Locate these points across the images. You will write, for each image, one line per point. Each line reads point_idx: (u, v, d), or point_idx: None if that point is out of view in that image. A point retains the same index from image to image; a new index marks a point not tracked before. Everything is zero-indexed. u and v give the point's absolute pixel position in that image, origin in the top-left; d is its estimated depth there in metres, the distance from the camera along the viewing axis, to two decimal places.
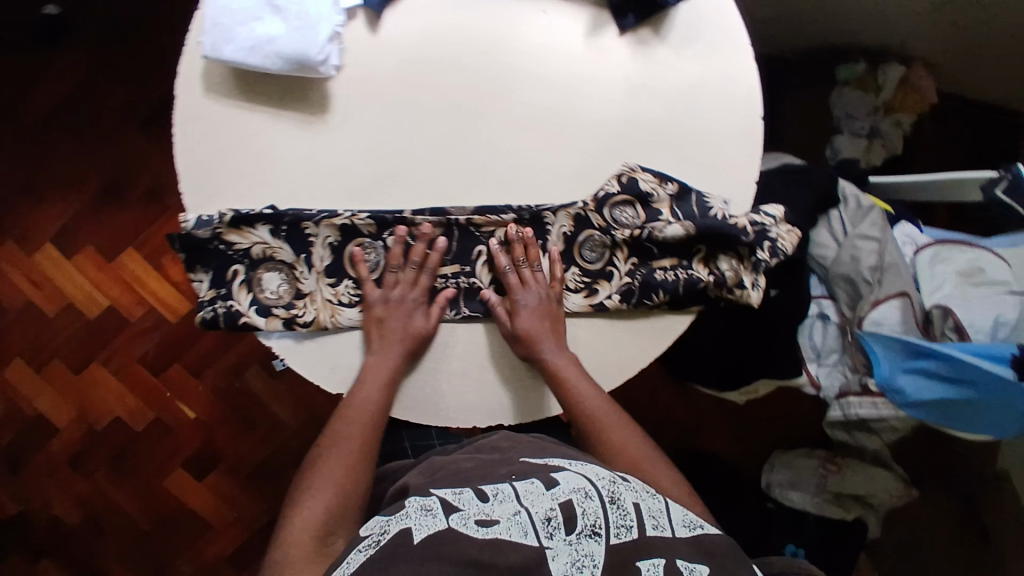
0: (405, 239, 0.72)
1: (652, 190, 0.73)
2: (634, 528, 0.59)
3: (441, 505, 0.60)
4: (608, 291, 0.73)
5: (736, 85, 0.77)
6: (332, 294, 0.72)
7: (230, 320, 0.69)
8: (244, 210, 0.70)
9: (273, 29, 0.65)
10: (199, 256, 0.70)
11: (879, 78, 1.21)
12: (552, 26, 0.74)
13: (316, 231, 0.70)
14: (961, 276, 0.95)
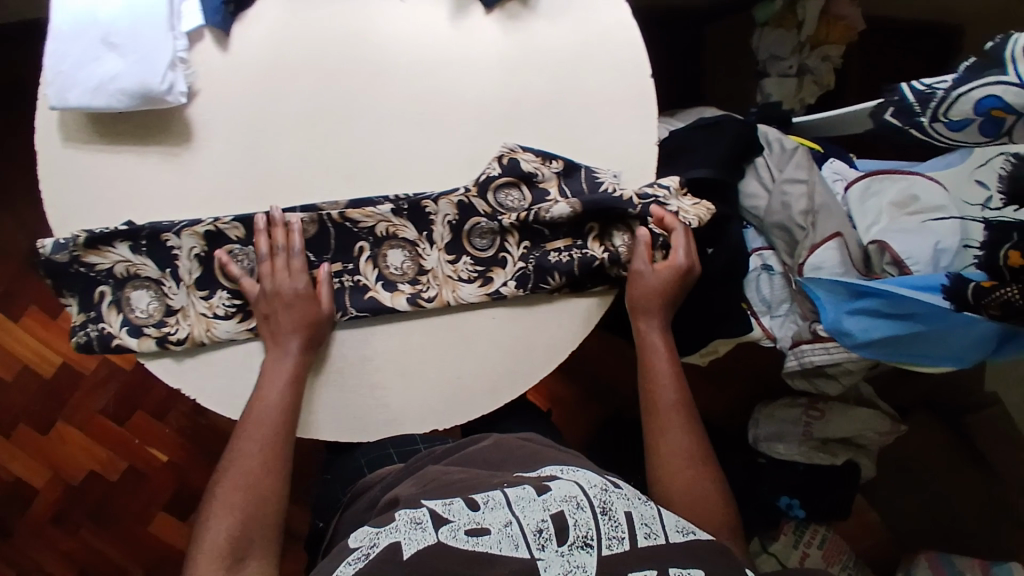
0: (265, 239, 0.70)
1: (535, 170, 0.73)
2: (626, 538, 0.58)
3: (432, 518, 0.58)
4: (504, 278, 0.74)
5: (618, 48, 0.74)
6: (207, 307, 0.71)
7: (103, 342, 0.70)
8: (99, 229, 0.69)
9: (112, 67, 0.64)
10: (67, 282, 0.69)
11: (799, 14, 1.15)
12: (413, 14, 0.71)
13: (179, 242, 0.69)
14: (895, 207, 0.91)
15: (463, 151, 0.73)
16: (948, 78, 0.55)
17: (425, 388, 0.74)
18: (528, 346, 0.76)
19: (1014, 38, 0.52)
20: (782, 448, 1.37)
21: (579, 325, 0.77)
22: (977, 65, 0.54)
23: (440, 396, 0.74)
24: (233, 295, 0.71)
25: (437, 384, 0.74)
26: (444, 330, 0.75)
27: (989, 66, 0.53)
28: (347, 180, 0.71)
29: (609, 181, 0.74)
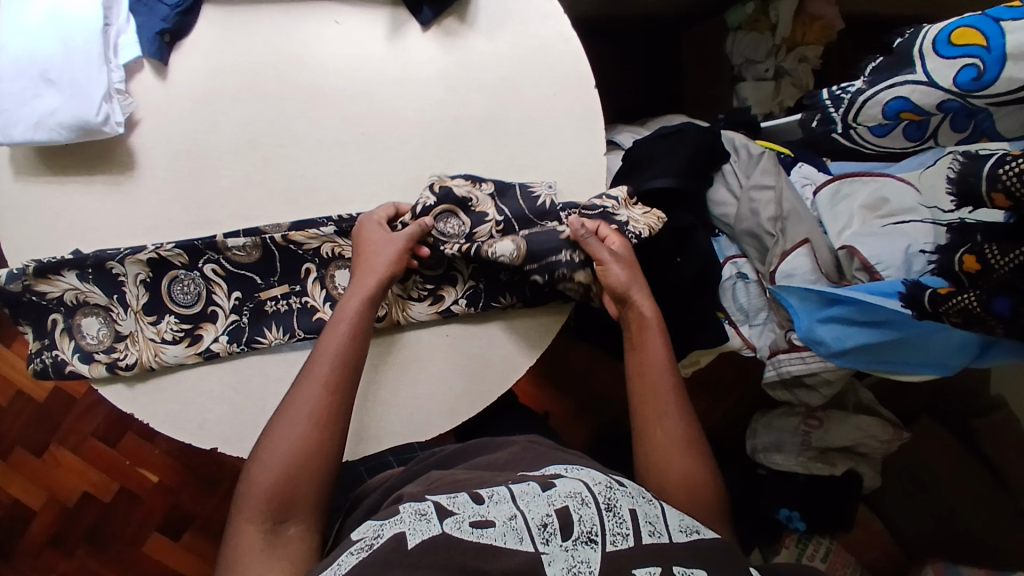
0: (216, 263, 0.71)
1: (469, 194, 0.71)
2: (631, 535, 0.56)
3: (436, 509, 0.56)
4: (454, 297, 0.74)
5: (557, 57, 0.76)
6: (155, 332, 0.70)
7: (57, 369, 0.70)
8: (48, 259, 0.69)
9: (51, 101, 0.65)
10: (21, 311, 0.69)
11: (771, 15, 1.13)
12: (350, 36, 0.73)
13: (123, 270, 0.69)
14: (866, 210, 0.88)
15: (406, 169, 0.73)
16: (858, 82, 0.66)
17: (392, 404, 0.73)
18: (490, 361, 0.75)
19: (921, 33, 0.61)
20: (779, 459, 1.30)
21: (541, 340, 0.76)
22: (885, 66, 0.64)
23: (418, 406, 0.73)
24: (181, 320, 0.71)
25: (404, 399, 0.73)
26: (402, 349, 0.74)
27: (899, 66, 0.62)
28: (291, 203, 0.72)
29: (543, 194, 0.73)
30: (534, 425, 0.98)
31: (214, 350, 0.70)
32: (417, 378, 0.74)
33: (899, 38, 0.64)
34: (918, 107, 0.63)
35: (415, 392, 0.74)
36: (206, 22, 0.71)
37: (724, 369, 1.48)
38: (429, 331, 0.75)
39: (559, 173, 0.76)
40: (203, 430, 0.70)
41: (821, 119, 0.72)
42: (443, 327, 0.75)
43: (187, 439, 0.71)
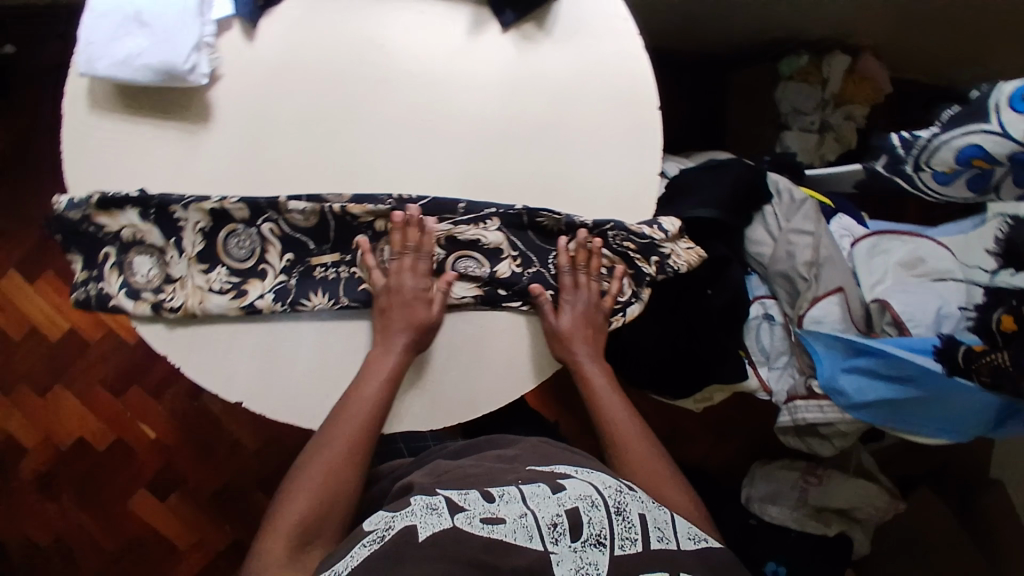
0: (278, 225, 0.73)
1: (477, 237, 0.75)
2: (639, 540, 0.58)
3: (448, 504, 0.58)
4: (507, 265, 0.76)
5: (628, 75, 0.76)
6: (204, 281, 0.72)
7: (101, 301, 0.71)
8: (112, 193, 0.70)
9: (140, 43, 0.66)
10: (76, 239, 0.71)
11: (824, 69, 1.17)
12: (430, 25, 0.74)
13: (185, 216, 0.71)
14: (902, 267, 0.90)
15: (465, 161, 0.75)
16: (931, 128, 0.69)
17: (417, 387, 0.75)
18: (518, 362, 0.76)
19: (998, 89, 0.64)
20: (775, 511, 1.30)
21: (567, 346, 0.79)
22: (960, 115, 0.67)
23: (446, 389, 0.75)
24: (232, 273, 0.73)
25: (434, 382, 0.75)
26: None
27: (973, 116, 0.66)
28: (351, 177, 0.74)
29: (549, 219, 0.75)
30: (544, 432, 0.98)
31: (260, 308, 0.71)
32: (454, 368, 0.75)
33: (976, 94, 0.67)
34: (989, 156, 0.65)
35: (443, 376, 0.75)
36: None
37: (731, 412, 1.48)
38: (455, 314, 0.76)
39: (614, 185, 0.77)
40: (229, 384, 0.72)
41: (890, 160, 0.74)
42: (476, 317, 0.76)
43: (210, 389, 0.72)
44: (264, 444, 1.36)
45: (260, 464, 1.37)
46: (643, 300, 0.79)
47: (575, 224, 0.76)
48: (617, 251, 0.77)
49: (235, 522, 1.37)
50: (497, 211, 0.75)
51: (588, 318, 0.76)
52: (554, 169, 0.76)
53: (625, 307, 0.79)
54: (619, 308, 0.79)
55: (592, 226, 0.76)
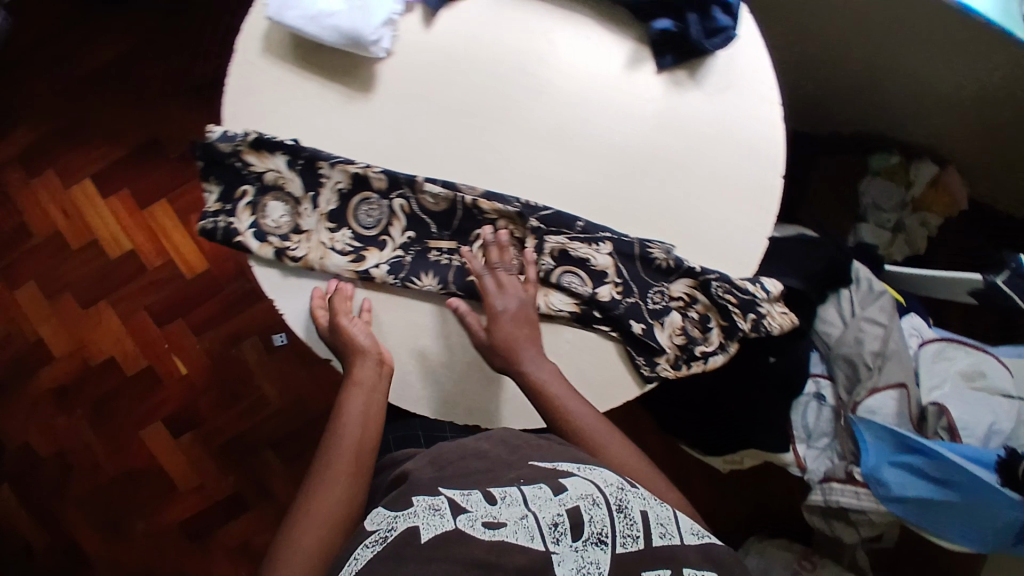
0: (410, 202, 0.76)
1: (589, 256, 0.78)
2: (641, 538, 0.59)
3: (450, 506, 0.58)
4: (610, 290, 0.78)
5: (763, 140, 0.79)
6: (329, 238, 0.75)
7: (227, 235, 0.73)
8: (268, 135, 0.74)
9: (331, 4, 0.69)
10: (218, 170, 0.73)
11: (911, 173, 1.19)
12: (593, 51, 0.78)
13: (329, 173, 0.74)
14: (961, 377, 0.94)
15: (593, 182, 0.78)
16: None
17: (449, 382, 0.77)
18: (594, 383, 0.80)
19: None
20: None
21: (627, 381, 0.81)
22: None
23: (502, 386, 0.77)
24: (355, 237, 0.76)
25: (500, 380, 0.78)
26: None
27: None
28: (486, 175, 0.77)
29: (661, 257, 0.78)
30: None
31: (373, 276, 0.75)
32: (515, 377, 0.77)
33: None
34: None
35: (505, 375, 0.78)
36: None
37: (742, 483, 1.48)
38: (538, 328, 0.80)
39: (727, 238, 0.79)
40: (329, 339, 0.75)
41: None
42: (566, 331, 0.80)
43: (311, 340, 0.76)
44: (288, 404, 1.35)
45: (278, 423, 1.36)
46: (728, 353, 0.80)
47: (684, 266, 0.78)
48: (716, 301, 0.79)
49: (240, 474, 1.37)
50: (612, 237, 0.78)
51: (524, 320, 0.75)
52: (672, 208, 0.79)
53: (708, 356, 0.80)
54: (703, 355, 0.80)
55: (698, 272, 0.79)
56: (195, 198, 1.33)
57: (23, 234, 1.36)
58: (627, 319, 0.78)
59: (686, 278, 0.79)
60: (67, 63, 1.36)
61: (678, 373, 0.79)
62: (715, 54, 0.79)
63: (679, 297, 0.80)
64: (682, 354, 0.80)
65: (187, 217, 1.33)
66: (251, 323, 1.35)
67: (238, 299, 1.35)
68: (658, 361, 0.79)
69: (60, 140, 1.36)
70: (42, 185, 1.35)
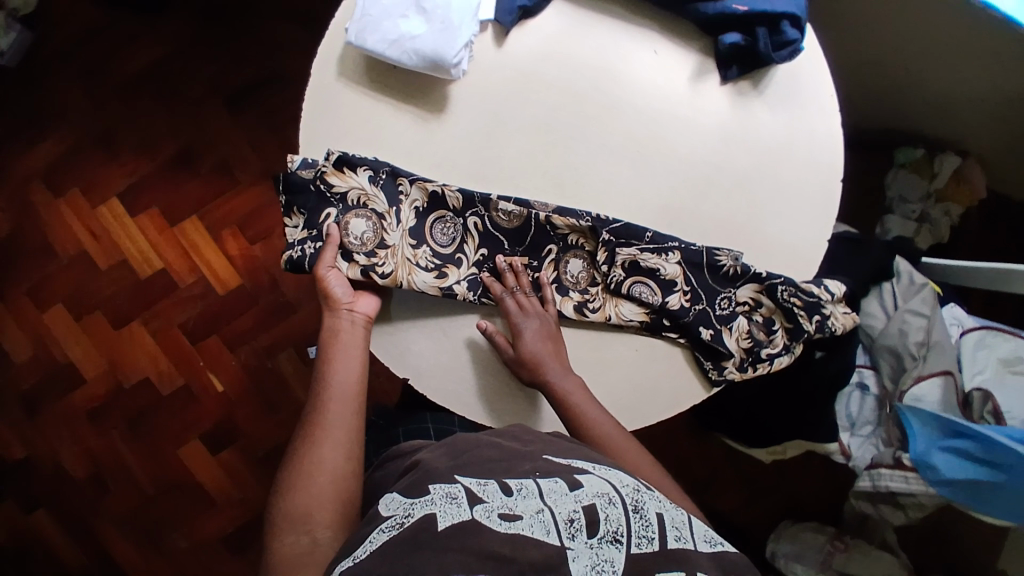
0: (484, 220, 0.77)
1: (658, 266, 0.79)
2: (655, 540, 0.56)
3: (467, 494, 0.56)
4: (680, 298, 0.80)
5: (822, 147, 0.82)
6: (412, 254, 0.76)
7: (313, 261, 0.74)
8: (350, 154, 0.75)
9: (414, 27, 0.72)
10: (300, 196, 0.75)
11: (934, 166, 1.22)
12: (659, 64, 0.81)
13: (408, 189, 0.76)
14: (1002, 363, 0.97)
15: (661, 193, 0.80)
16: None
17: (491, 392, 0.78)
18: (665, 390, 0.81)
19: None
20: (800, 569, 1.33)
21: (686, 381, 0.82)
22: None
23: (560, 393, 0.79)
24: (434, 254, 0.77)
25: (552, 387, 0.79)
26: (583, 347, 0.81)
27: None
28: (558, 190, 0.79)
29: (729, 263, 0.80)
30: None
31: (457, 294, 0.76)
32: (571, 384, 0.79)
33: None
34: None
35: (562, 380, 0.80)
36: (553, 13, 0.80)
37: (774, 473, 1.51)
38: (607, 336, 0.81)
39: (790, 241, 0.82)
40: (405, 359, 0.77)
41: None
42: (635, 339, 0.81)
43: (387, 360, 0.77)
44: None
45: None
46: (793, 354, 0.82)
47: (751, 271, 0.80)
48: (782, 305, 0.81)
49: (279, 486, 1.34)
50: (680, 246, 0.80)
51: (548, 335, 0.76)
52: (737, 215, 0.82)
53: (774, 358, 0.81)
54: (768, 357, 0.81)
55: (764, 277, 0.81)
56: (227, 211, 1.34)
57: (49, 254, 1.34)
58: (696, 325, 0.80)
59: (752, 283, 0.81)
60: (90, 78, 1.35)
61: (745, 375, 0.81)
62: (777, 65, 0.82)
63: (744, 300, 0.82)
64: (748, 357, 0.82)
65: (219, 230, 1.34)
66: (287, 335, 1.35)
67: (274, 311, 1.35)
68: (726, 365, 0.80)
69: (83, 157, 1.34)
70: (67, 204, 1.34)
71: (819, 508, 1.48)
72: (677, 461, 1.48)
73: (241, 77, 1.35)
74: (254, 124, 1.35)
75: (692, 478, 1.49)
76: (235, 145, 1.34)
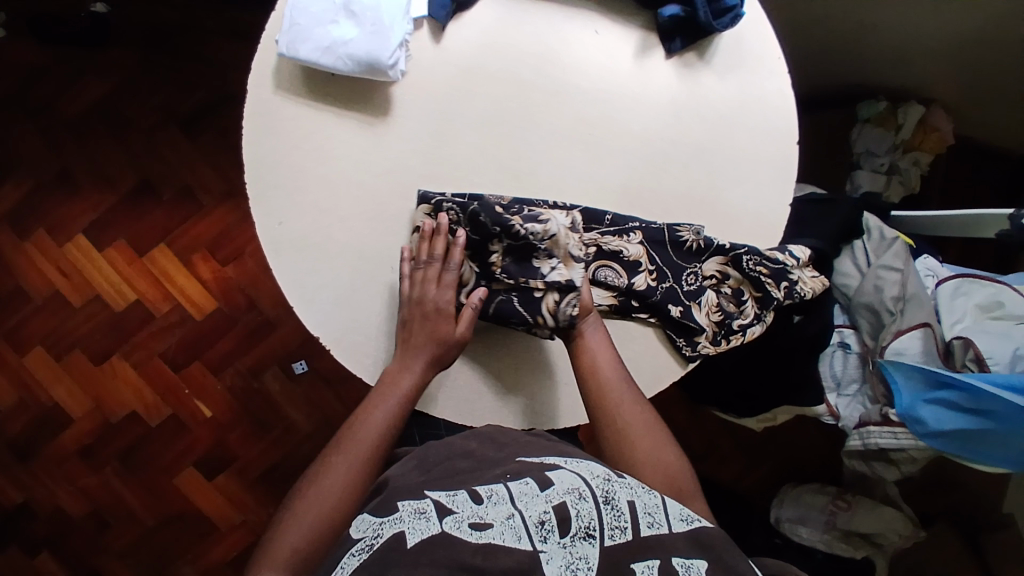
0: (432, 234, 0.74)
1: (622, 248, 0.77)
2: (628, 529, 0.55)
3: (436, 508, 0.56)
4: (647, 278, 0.78)
5: (773, 111, 0.81)
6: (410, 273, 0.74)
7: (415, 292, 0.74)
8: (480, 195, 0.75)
9: (347, 32, 0.71)
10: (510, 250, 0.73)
11: (899, 117, 1.21)
12: (601, 45, 0.80)
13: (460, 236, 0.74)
14: (980, 309, 0.97)
15: (617, 175, 0.79)
16: None
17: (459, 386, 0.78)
18: (641, 372, 0.81)
19: None
20: (805, 532, 1.33)
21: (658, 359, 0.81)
22: None
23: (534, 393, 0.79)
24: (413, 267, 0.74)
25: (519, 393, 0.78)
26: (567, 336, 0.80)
27: None
28: (514, 182, 0.78)
29: (691, 238, 0.79)
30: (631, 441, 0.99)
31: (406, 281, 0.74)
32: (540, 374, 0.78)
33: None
34: None
35: (536, 381, 0.78)
36: (487, 3, 0.79)
37: (772, 438, 1.50)
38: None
39: (753, 208, 0.82)
40: (376, 368, 0.76)
41: None
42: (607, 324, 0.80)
43: (361, 372, 0.76)
44: (318, 427, 1.34)
45: (310, 448, 1.34)
46: (765, 323, 0.81)
47: (714, 244, 0.79)
48: (749, 275, 0.80)
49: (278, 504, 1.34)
50: (641, 226, 0.78)
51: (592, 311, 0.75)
52: (697, 188, 0.81)
53: (746, 328, 0.80)
54: (741, 328, 0.80)
55: (727, 248, 0.80)
56: (195, 236, 1.33)
57: (22, 298, 1.33)
58: (665, 304, 0.78)
59: (716, 255, 0.80)
60: (42, 117, 1.34)
61: (718, 349, 0.79)
62: (720, 34, 0.81)
63: (711, 274, 0.81)
64: (721, 330, 0.80)
65: (190, 256, 1.33)
66: (270, 353, 1.34)
67: (254, 331, 1.34)
68: (699, 340, 0.79)
69: (44, 197, 1.33)
70: (33, 245, 1.33)
71: (818, 469, 1.49)
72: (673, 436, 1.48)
73: (195, 100, 1.34)
74: (213, 146, 1.34)
75: (690, 451, 1.49)
76: (197, 169, 1.33)
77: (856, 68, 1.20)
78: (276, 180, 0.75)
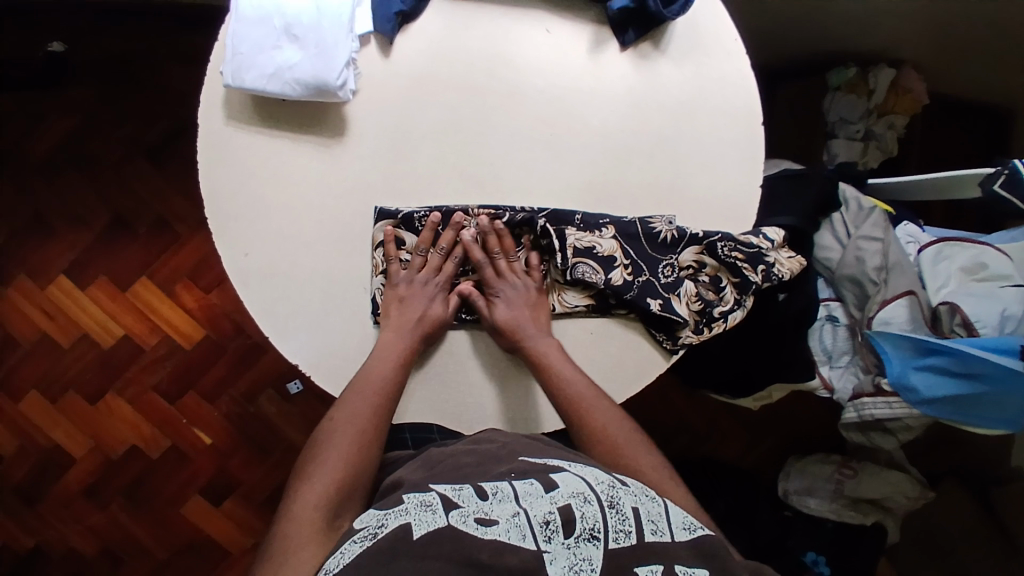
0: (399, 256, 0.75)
1: (593, 244, 0.76)
2: (633, 533, 0.54)
3: (442, 501, 0.55)
4: (620, 272, 0.76)
5: (735, 92, 0.80)
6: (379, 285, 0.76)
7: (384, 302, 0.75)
8: (454, 207, 0.76)
9: (292, 56, 0.71)
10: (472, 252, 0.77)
11: (870, 82, 1.19)
12: (553, 43, 0.79)
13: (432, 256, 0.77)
14: (964, 272, 0.96)
15: (582, 172, 0.79)
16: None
17: (442, 395, 0.77)
18: (623, 371, 0.79)
19: None
20: (813, 503, 1.31)
21: (634, 354, 0.79)
22: None
23: (521, 397, 0.77)
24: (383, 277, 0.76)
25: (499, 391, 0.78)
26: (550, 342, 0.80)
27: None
28: (477, 187, 0.77)
29: (664, 229, 0.78)
30: None
31: (390, 263, 0.75)
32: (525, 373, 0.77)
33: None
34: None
35: (518, 377, 0.77)
36: (432, 11, 0.77)
37: (772, 412, 1.50)
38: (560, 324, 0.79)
39: (725, 193, 0.81)
40: None
41: (1011, 180, 0.82)
42: (588, 323, 0.79)
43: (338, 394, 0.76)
44: None
45: None
46: (746, 308, 0.78)
47: (688, 233, 0.78)
48: (725, 261, 0.78)
49: None
50: (612, 220, 0.77)
51: (529, 303, 0.76)
52: (668, 177, 0.80)
53: (727, 315, 0.78)
54: (722, 316, 0.78)
55: (702, 237, 0.78)
56: (175, 266, 1.33)
57: (10, 344, 1.33)
58: (643, 298, 0.76)
59: (692, 245, 0.78)
60: (11, 163, 1.33)
61: (701, 338, 0.78)
62: (672, 22, 0.80)
63: (691, 262, 0.79)
64: (702, 319, 0.79)
65: (172, 286, 1.33)
66: (263, 376, 1.35)
67: (244, 355, 1.34)
68: (680, 333, 0.78)
69: (20, 242, 1.32)
70: (15, 290, 1.33)
71: (822, 439, 1.48)
72: (673, 421, 1.48)
73: (163, 130, 1.34)
74: (185, 174, 1.33)
75: (692, 432, 1.49)
76: (172, 198, 1.33)
77: (824, 37, 1.18)
78: (238, 210, 0.74)
